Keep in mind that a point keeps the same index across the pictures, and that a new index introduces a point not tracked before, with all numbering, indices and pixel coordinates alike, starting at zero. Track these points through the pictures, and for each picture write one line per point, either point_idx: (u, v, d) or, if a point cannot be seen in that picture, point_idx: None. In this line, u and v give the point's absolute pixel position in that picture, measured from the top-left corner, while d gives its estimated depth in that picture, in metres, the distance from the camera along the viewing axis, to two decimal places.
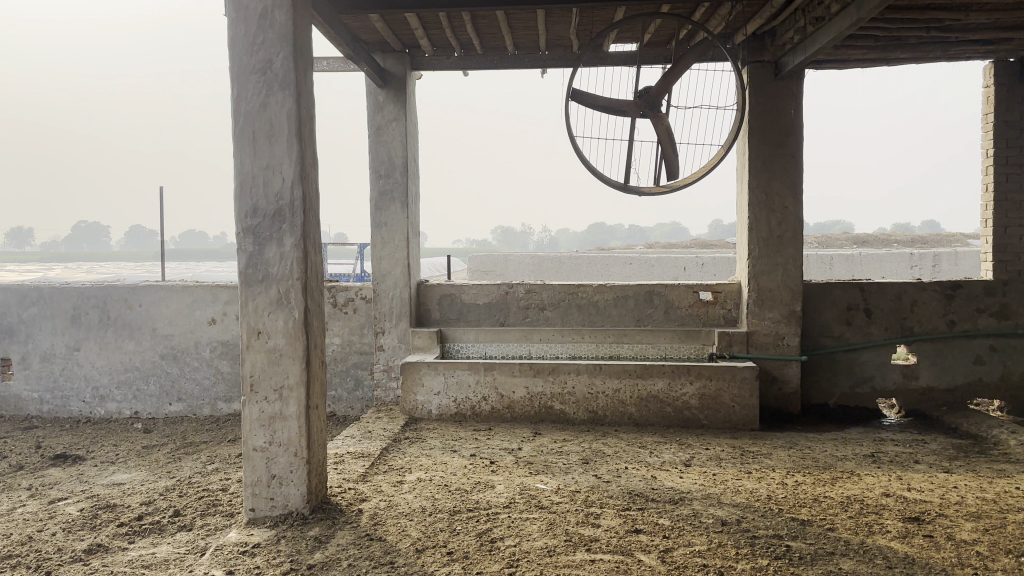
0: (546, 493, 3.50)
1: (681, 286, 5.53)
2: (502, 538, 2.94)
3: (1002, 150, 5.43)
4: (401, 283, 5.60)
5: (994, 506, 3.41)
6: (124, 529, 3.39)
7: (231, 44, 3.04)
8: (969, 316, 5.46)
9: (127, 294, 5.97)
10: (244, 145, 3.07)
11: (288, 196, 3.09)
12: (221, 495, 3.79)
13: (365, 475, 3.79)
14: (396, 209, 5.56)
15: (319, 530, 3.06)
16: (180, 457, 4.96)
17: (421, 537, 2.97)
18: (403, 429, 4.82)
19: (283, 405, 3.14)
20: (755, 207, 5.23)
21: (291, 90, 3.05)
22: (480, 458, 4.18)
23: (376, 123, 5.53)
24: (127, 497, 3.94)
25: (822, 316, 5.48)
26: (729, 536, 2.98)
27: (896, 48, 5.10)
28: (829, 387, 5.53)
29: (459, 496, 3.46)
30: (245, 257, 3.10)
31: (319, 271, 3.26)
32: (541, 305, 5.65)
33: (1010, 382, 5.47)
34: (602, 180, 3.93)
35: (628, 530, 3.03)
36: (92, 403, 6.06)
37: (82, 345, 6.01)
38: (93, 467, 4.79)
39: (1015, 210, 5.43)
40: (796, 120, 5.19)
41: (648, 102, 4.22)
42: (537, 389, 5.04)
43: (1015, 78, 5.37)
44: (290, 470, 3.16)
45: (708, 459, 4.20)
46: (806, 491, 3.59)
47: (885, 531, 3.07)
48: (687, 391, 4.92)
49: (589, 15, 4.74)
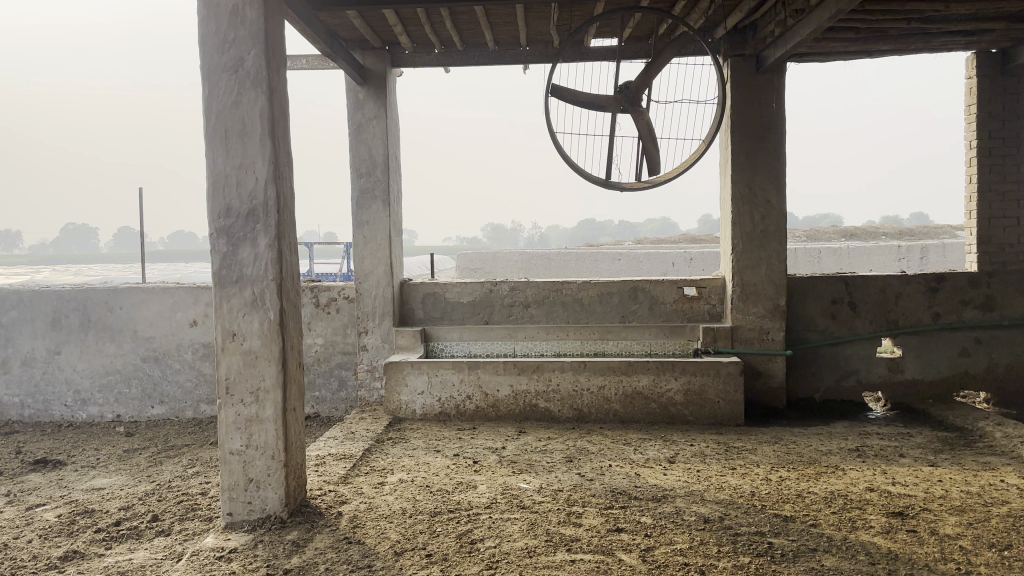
0: (528, 493, 3.47)
1: (665, 282, 5.51)
2: (482, 539, 2.91)
3: (985, 141, 5.43)
4: (384, 282, 5.55)
5: (978, 499, 3.40)
6: (100, 535, 3.34)
7: (202, 42, 2.99)
8: (954, 308, 5.46)
9: (107, 297, 5.90)
10: (216, 144, 3.02)
11: (262, 196, 3.04)
12: (201, 499, 3.74)
13: (346, 477, 3.75)
14: (378, 207, 5.52)
15: (297, 533, 3.02)
16: (161, 461, 4.90)
17: (400, 539, 2.93)
18: (386, 429, 4.78)
19: (259, 408, 3.10)
20: (738, 201, 5.21)
21: (263, 88, 3.01)
22: (463, 458, 4.15)
23: (356, 121, 5.48)
24: (105, 503, 3.89)
25: (807, 310, 5.47)
26: (711, 533, 2.95)
27: (878, 41, 5.09)
28: (814, 382, 5.52)
29: (441, 497, 3.43)
30: (218, 258, 3.05)
31: (294, 272, 3.21)
32: (525, 303, 5.62)
33: (995, 373, 5.48)
34: (583, 176, 3.91)
35: (610, 529, 3.00)
36: (74, 407, 5.99)
37: (63, 348, 5.95)
38: (73, 472, 4.73)
39: (999, 202, 5.44)
40: (778, 114, 5.16)
41: (628, 97, 4.19)
42: (521, 387, 5.01)
43: (997, 69, 5.37)
44: (267, 473, 3.12)
45: (692, 455, 4.18)
46: (790, 487, 3.57)
47: (869, 527, 3.05)
48: (672, 387, 4.90)
49: (569, 9, 4.70)
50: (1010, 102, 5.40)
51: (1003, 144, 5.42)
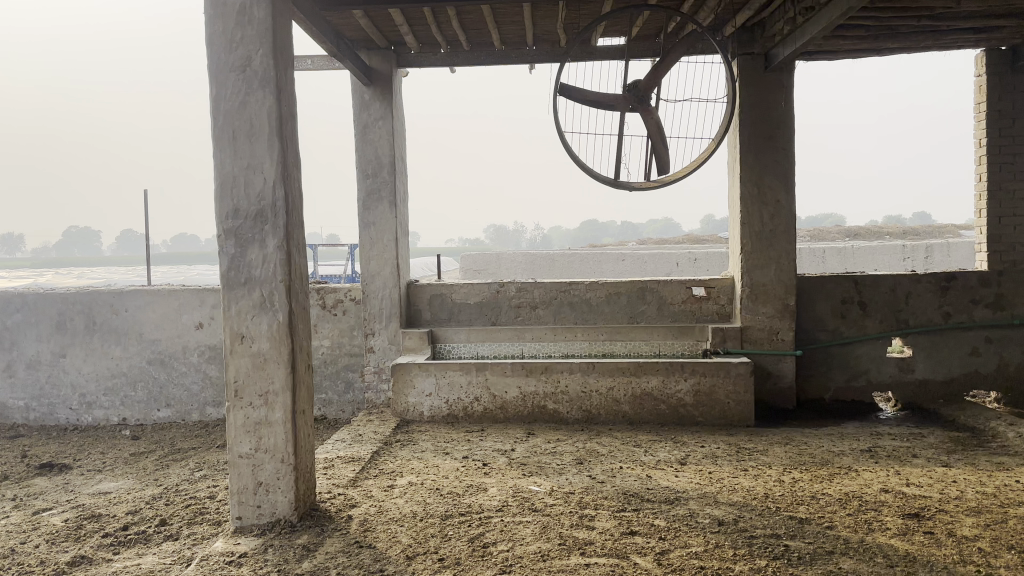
0: (540, 496, 3.43)
1: (673, 282, 5.47)
2: (495, 543, 2.88)
3: (994, 139, 5.39)
4: (390, 284, 5.52)
5: (995, 500, 3.35)
6: (108, 539, 3.31)
7: (209, 42, 2.97)
8: (964, 307, 5.42)
9: (112, 299, 5.87)
10: (224, 144, 2.99)
11: (270, 197, 3.01)
12: (209, 503, 3.71)
13: (355, 480, 3.72)
14: (384, 208, 5.49)
15: (307, 537, 2.99)
16: (168, 465, 4.87)
17: (411, 543, 2.90)
18: (394, 432, 4.75)
19: (268, 411, 3.07)
20: (747, 201, 5.17)
21: (271, 88, 2.98)
22: (473, 460, 4.11)
23: (362, 121, 5.45)
24: (113, 507, 3.86)
25: (816, 310, 5.43)
26: (726, 536, 2.92)
27: (887, 38, 5.04)
28: (824, 382, 5.48)
29: (451, 500, 3.40)
30: (226, 259, 3.02)
31: (303, 273, 3.18)
32: (532, 303, 5.59)
33: (1006, 373, 5.43)
34: (592, 175, 3.88)
35: (623, 532, 2.97)
36: (79, 410, 5.97)
37: (68, 351, 5.92)
38: (79, 476, 4.70)
39: (1009, 200, 5.39)
40: (786, 112, 5.13)
41: (636, 96, 4.16)
42: (529, 389, 4.98)
43: (1006, 67, 5.33)
44: (277, 477, 3.09)
45: (704, 456, 4.15)
46: (804, 488, 3.53)
47: (885, 528, 3.01)
48: (682, 388, 4.86)
49: (576, 8, 4.66)
50: (1020, 100, 5.35)
51: (1013, 142, 5.38)
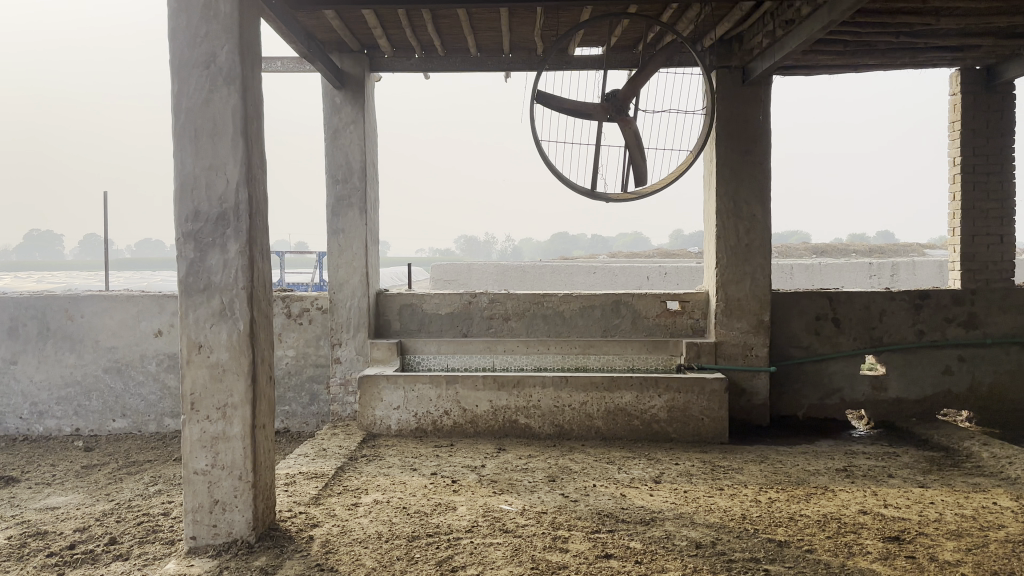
0: (511, 515, 3.30)
1: (648, 295, 5.39)
2: (464, 567, 2.74)
3: (969, 158, 5.40)
4: (358, 293, 5.36)
5: (974, 523, 3.30)
6: (52, 560, 3.11)
7: (171, 35, 2.81)
8: (938, 326, 5.38)
9: (68, 305, 5.64)
10: (184, 143, 2.84)
11: (232, 200, 2.87)
12: (163, 520, 3.53)
13: (318, 498, 3.55)
14: (353, 215, 5.34)
15: (266, 559, 2.83)
16: (121, 478, 4.66)
17: (376, 567, 2.75)
18: (360, 446, 4.59)
19: (226, 425, 2.90)
20: (722, 214, 5.11)
21: (237, 87, 2.84)
22: (442, 477, 3.97)
23: (332, 125, 5.31)
24: (60, 524, 3.66)
25: (790, 326, 5.38)
26: (705, 560, 2.81)
27: (865, 54, 5.03)
28: (798, 399, 5.43)
29: (418, 520, 3.25)
30: (185, 264, 2.86)
31: (265, 281, 3.03)
32: (505, 315, 5.47)
33: (977, 392, 5.42)
34: (569, 186, 3.78)
35: (598, 555, 2.85)
36: (29, 420, 5.71)
37: (20, 358, 5.68)
38: (27, 489, 4.47)
39: (982, 219, 5.41)
40: (764, 127, 5.09)
41: (614, 106, 4.08)
42: (500, 403, 4.85)
43: (980, 87, 5.36)
44: (234, 494, 2.92)
45: (678, 475, 4.05)
46: (781, 509, 3.44)
47: (866, 552, 2.93)
48: (656, 404, 4.77)
49: (554, 15, 4.58)
50: (994, 119, 5.38)
51: (987, 161, 5.39)
